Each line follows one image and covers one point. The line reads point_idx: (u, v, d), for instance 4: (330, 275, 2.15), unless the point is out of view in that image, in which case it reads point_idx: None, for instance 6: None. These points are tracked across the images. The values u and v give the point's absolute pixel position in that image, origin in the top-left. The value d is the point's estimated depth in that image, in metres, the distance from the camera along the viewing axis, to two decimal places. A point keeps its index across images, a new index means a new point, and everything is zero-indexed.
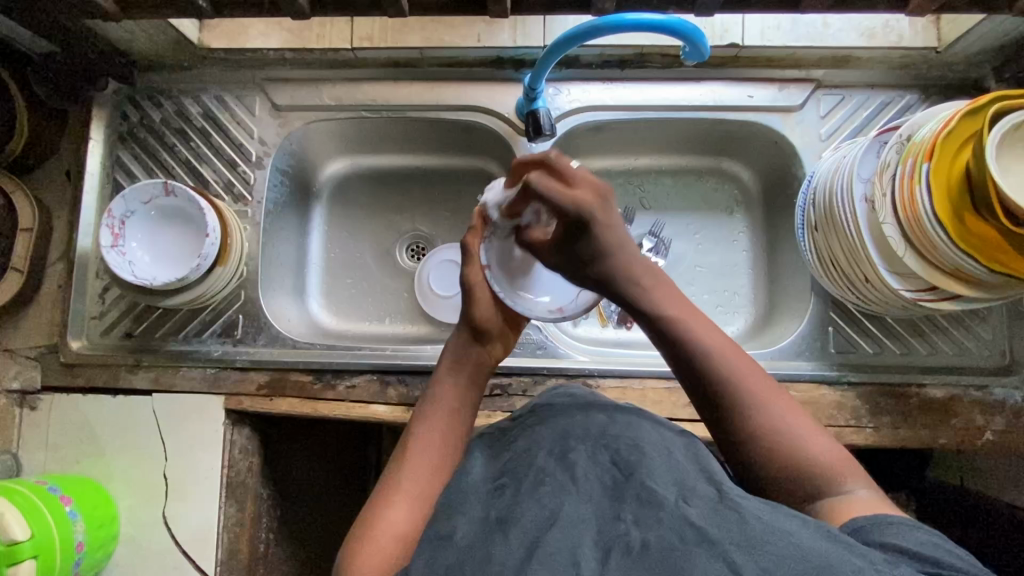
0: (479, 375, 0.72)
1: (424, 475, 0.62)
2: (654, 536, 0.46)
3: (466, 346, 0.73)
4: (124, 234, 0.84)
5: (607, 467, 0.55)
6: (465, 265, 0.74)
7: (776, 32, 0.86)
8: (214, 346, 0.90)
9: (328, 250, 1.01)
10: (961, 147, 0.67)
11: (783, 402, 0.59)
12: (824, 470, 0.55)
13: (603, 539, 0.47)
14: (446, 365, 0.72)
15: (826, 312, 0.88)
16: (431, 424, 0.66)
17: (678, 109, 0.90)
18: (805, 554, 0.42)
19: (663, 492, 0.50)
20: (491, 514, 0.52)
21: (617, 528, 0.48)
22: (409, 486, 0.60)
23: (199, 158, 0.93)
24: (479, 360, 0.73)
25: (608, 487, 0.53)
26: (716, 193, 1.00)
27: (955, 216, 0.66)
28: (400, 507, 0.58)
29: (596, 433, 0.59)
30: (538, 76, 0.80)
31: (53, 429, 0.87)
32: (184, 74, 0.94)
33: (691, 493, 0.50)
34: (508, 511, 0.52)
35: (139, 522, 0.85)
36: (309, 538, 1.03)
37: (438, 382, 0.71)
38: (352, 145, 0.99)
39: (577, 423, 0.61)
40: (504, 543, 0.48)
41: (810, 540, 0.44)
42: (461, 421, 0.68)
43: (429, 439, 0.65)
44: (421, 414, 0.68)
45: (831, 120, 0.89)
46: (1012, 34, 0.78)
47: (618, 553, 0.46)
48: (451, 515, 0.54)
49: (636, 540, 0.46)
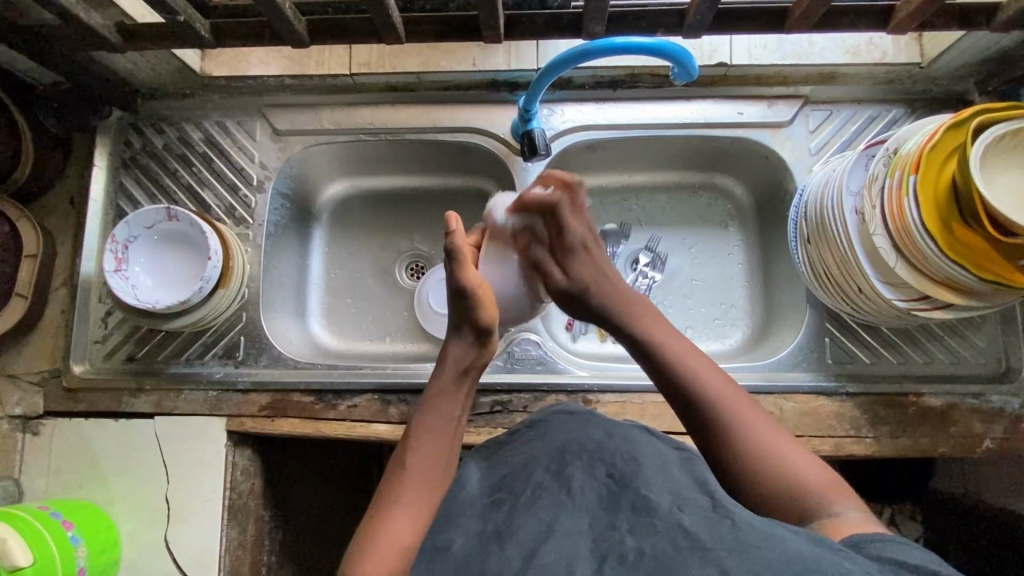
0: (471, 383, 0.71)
1: (422, 484, 0.61)
2: (649, 544, 0.47)
3: (468, 351, 0.70)
4: (128, 259, 0.85)
5: (604, 480, 0.56)
6: (460, 270, 0.68)
7: (763, 51, 0.87)
8: (216, 368, 0.90)
9: (328, 271, 1.02)
10: (945, 159, 0.69)
11: (756, 414, 0.61)
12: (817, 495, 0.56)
13: (599, 548, 0.49)
14: (445, 377, 0.69)
15: (822, 323, 0.88)
16: (425, 439, 0.65)
17: (670, 127, 0.92)
18: (791, 558, 0.43)
19: (657, 501, 0.52)
20: (488, 527, 0.54)
21: (613, 537, 0.50)
22: (410, 500, 0.60)
23: (201, 182, 0.94)
24: (475, 363, 0.71)
25: (604, 499, 0.54)
26: (710, 208, 1.01)
27: (944, 227, 0.67)
28: (399, 521, 0.58)
29: (594, 446, 0.60)
30: (532, 97, 0.82)
31: (55, 454, 0.87)
32: (186, 102, 0.96)
33: (686, 502, 0.51)
34: (506, 522, 0.54)
35: (140, 547, 0.85)
36: (310, 559, 1.03)
37: (433, 397, 0.68)
38: (351, 167, 1.01)
39: (573, 437, 0.62)
40: (501, 553, 0.50)
41: (799, 545, 0.45)
42: (455, 433, 0.67)
43: (429, 451, 0.64)
44: (418, 429, 0.66)
45: (820, 135, 0.91)
46: (993, 49, 0.81)
47: (613, 562, 0.47)
48: (452, 527, 0.54)
49: (630, 548, 0.48)
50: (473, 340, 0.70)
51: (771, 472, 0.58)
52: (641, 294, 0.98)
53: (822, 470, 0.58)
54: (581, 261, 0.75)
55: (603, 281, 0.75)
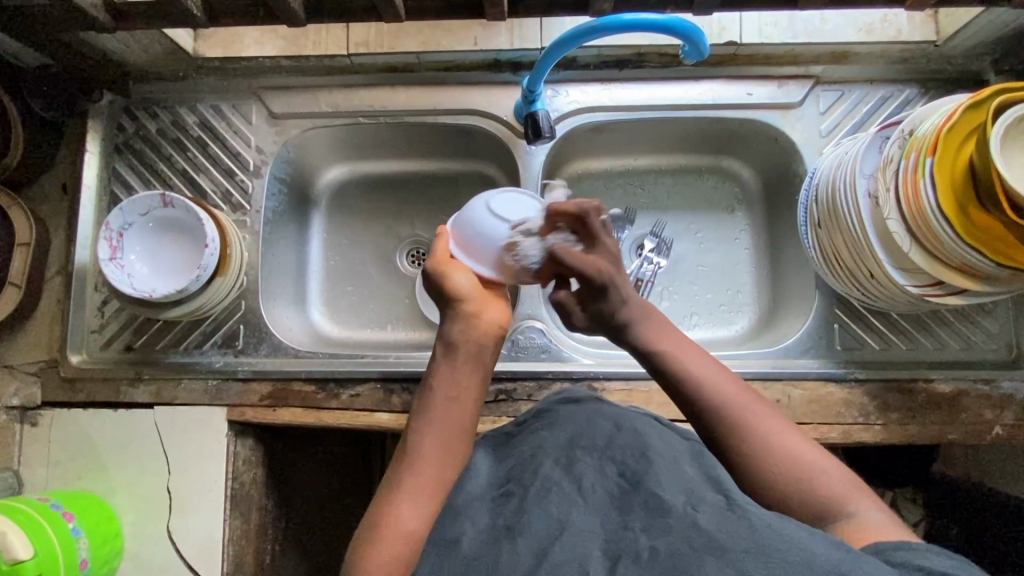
0: (478, 357, 0.66)
1: (428, 468, 0.60)
2: (663, 543, 0.45)
3: (457, 324, 0.66)
4: (122, 247, 0.83)
5: (615, 478, 0.55)
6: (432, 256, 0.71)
7: (774, 29, 0.85)
8: (215, 358, 0.89)
9: (328, 258, 1.00)
10: (963, 141, 0.67)
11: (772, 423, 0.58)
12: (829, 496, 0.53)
13: (612, 547, 0.47)
14: (443, 352, 0.66)
15: (831, 309, 0.87)
16: (433, 419, 0.62)
17: (677, 109, 0.89)
18: (814, 561, 0.41)
19: (671, 501, 0.50)
20: (498, 522, 0.52)
21: (625, 537, 0.47)
22: (416, 483, 0.58)
23: (196, 168, 0.92)
24: (479, 340, 0.66)
25: (616, 498, 0.53)
26: (717, 192, 0.99)
27: (960, 210, 0.66)
28: (405, 507, 0.56)
29: (604, 443, 0.60)
30: (537, 78, 0.79)
31: (54, 445, 0.86)
32: (179, 84, 0.93)
33: (699, 501, 0.50)
34: (514, 518, 0.52)
35: (143, 538, 0.84)
36: (313, 547, 1.03)
37: (436, 372, 0.65)
38: (350, 152, 0.99)
39: (583, 432, 0.61)
40: (511, 549, 0.48)
41: (823, 547, 0.42)
42: (466, 409, 0.64)
43: (435, 431, 0.62)
44: (422, 406, 0.64)
45: (831, 116, 0.88)
46: (1011, 26, 0.78)
47: (626, 561, 0.45)
48: (457, 524, 0.53)
49: (644, 548, 0.46)
50: (457, 313, 0.66)
51: (788, 477, 0.54)
52: (646, 280, 0.96)
53: (837, 473, 0.54)
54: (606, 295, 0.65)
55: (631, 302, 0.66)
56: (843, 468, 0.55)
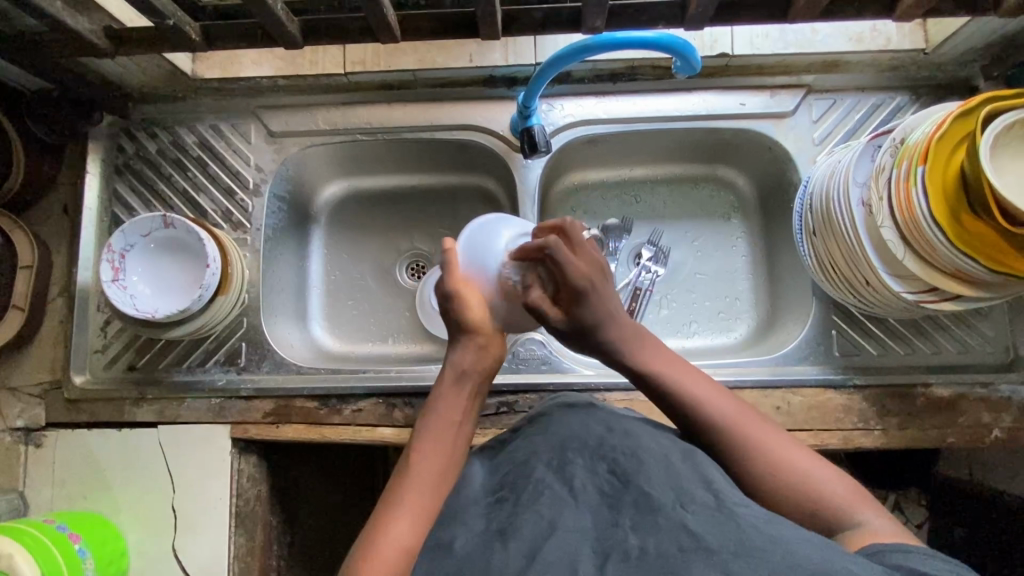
0: (479, 387, 0.69)
1: (428, 485, 0.60)
2: (653, 542, 0.47)
3: (468, 352, 0.69)
4: (124, 268, 0.84)
5: (606, 476, 0.55)
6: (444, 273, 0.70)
7: (765, 40, 0.86)
8: (218, 375, 0.89)
9: (328, 273, 1.01)
10: (953, 149, 0.67)
11: (772, 435, 0.61)
12: (834, 505, 0.56)
13: (602, 546, 0.48)
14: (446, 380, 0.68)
15: (829, 316, 0.88)
16: (434, 437, 0.64)
17: (672, 120, 0.90)
18: (798, 562, 0.42)
19: (661, 500, 0.51)
20: (491, 525, 0.53)
21: (615, 535, 0.49)
22: (414, 500, 0.58)
23: (196, 188, 0.93)
24: (483, 366, 0.69)
25: (607, 496, 0.53)
26: (713, 200, 1.00)
27: (952, 217, 0.66)
28: (402, 522, 0.56)
29: (595, 443, 0.59)
30: (532, 93, 0.80)
31: (59, 466, 0.87)
32: (178, 105, 0.94)
33: (689, 499, 0.50)
34: (509, 522, 0.52)
35: (149, 557, 0.84)
36: (319, 560, 1.03)
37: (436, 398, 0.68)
38: (349, 168, 0.99)
39: (574, 434, 0.61)
40: (503, 553, 0.48)
41: (807, 548, 0.44)
42: (463, 434, 0.66)
43: (435, 450, 0.63)
44: (421, 427, 0.65)
45: (824, 124, 0.89)
46: (999, 34, 0.79)
47: (616, 559, 0.46)
48: (452, 527, 0.55)
49: (634, 547, 0.47)
50: (466, 340, 0.69)
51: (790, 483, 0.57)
52: (645, 288, 0.97)
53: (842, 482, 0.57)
54: (587, 302, 0.67)
55: (608, 319, 0.68)
56: (833, 470, 0.58)
